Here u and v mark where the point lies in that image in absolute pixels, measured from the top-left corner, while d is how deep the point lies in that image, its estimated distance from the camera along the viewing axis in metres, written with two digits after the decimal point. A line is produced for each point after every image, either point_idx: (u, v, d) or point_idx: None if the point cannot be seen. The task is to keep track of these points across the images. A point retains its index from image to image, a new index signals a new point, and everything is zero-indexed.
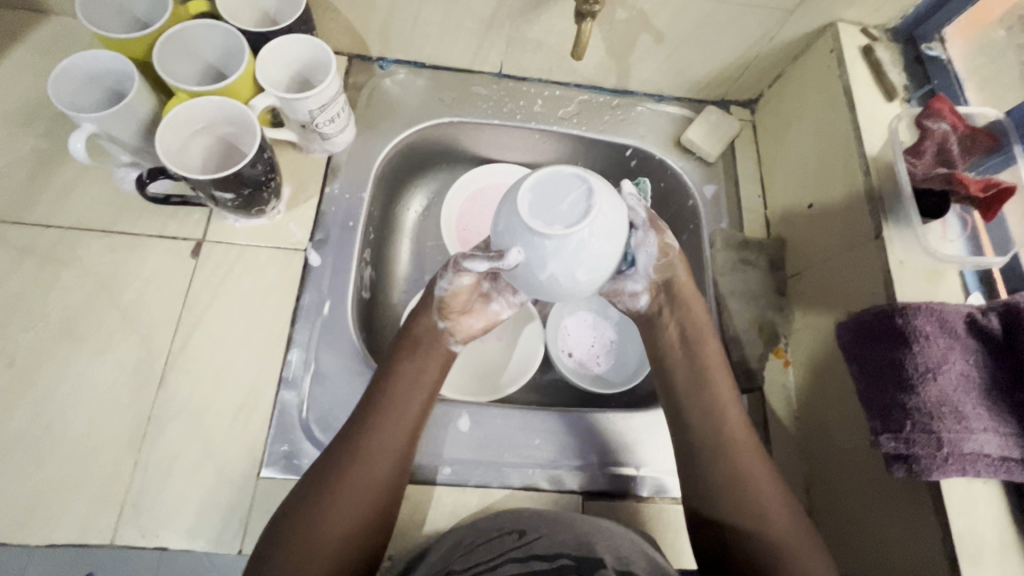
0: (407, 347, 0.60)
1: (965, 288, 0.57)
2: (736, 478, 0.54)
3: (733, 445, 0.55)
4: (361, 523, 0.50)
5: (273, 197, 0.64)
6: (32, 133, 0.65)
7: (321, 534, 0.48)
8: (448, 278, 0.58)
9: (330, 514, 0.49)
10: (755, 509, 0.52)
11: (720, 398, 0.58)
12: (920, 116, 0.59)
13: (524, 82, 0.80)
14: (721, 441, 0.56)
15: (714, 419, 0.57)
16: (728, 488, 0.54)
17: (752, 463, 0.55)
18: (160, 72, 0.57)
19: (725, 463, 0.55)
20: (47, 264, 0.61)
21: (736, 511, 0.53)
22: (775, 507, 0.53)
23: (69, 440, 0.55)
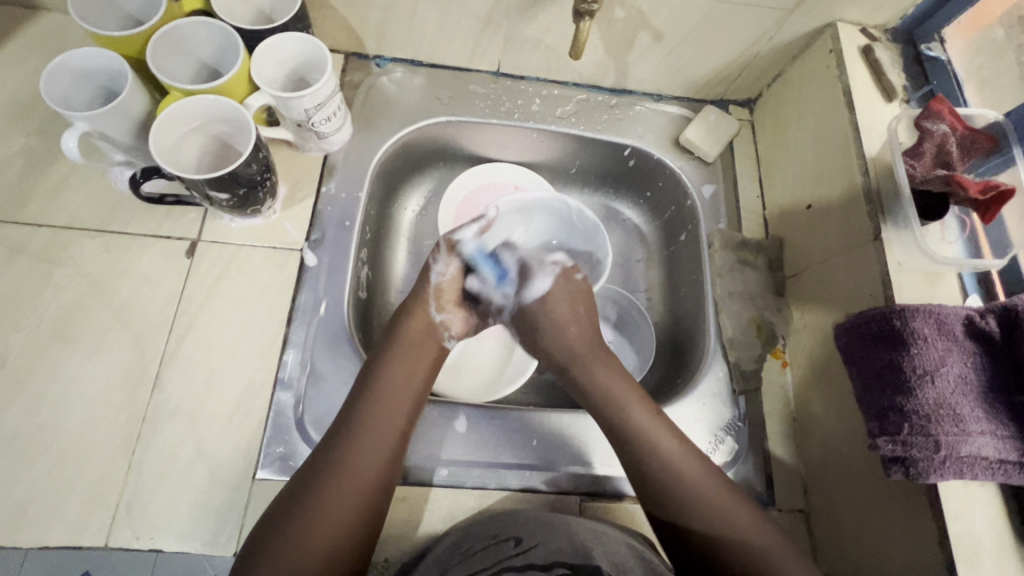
0: (401, 343, 0.61)
1: (963, 289, 0.57)
2: (671, 475, 0.55)
3: (650, 440, 0.57)
4: (356, 524, 0.50)
5: (268, 196, 0.64)
6: (24, 130, 0.64)
7: (315, 535, 0.48)
8: (441, 263, 0.68)
9: (326, 515, 0.49)
10: (703, 506, 0.53)
11: (626, 396, 0.60)
12: (919, 117, 0.58)
13: (522, 81, 0.80)
14: (643, 439, 0.57)
15: (648, 444, 0.57)
16: (695, 516, 0.53)
17: (682, 458, 0.56)
18: (154, 70, 0.56)
19: (656, 462, 0.56)
20: (40, 263, 0.60)
21: (684, 508, 0.54)
22: (725, 503, 0.54)
23: (62, 441, 0.55)
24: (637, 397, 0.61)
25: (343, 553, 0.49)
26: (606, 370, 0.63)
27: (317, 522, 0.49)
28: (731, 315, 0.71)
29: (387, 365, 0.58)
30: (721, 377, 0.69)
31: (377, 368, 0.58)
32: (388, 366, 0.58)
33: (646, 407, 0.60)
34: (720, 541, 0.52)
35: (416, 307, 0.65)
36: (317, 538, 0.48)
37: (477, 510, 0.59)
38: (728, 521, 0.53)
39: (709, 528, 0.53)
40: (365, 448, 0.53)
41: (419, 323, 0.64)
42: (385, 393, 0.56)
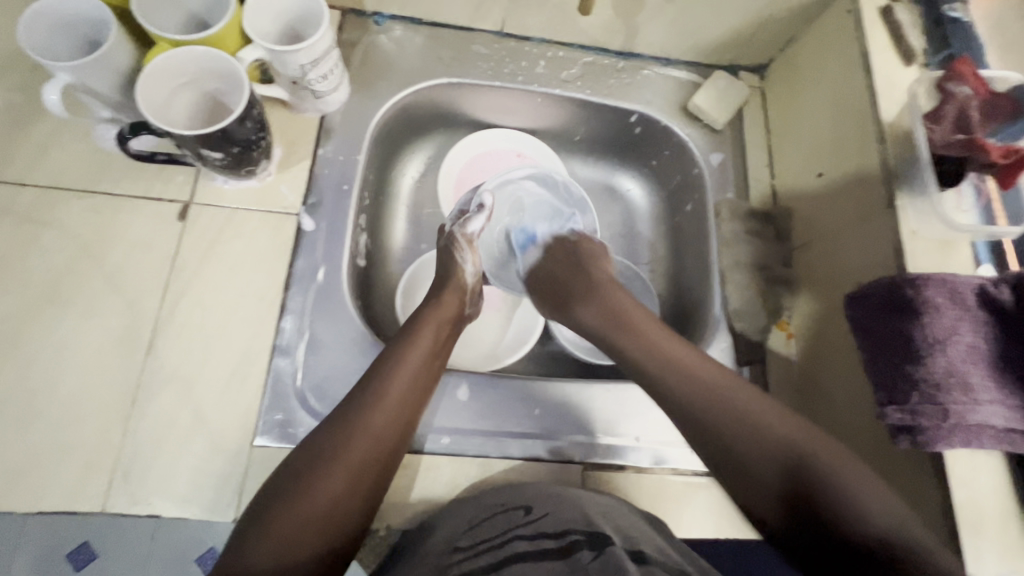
0: (428, 316, 0.61)
1: (976, 259, 0.56)
2: (676, 369, 0.55)
3: (655, 344, 0.58)
4: (360, 480, 0.49)
5: (263, 157, 0.61)
6: (4, 85, 0.61)
7: (322, 490, 0.47)
8: (469, 258, 0.67)
9: (335, 468, 0.48)
10: (712, 396, 0.52)
11: (633, 309, 0.62)
12: (942, 80, 0.56)
13: (526, 42, 0.77)
14: (654, 348, 0.57)
15: (660, 357, 0.56)
16: (721, 415, 0.51)
17: (685, 356, 0.56)
18: (140, 19, 0.53)
19: (662, 360, 0.56)
20: (25, 224, 0.58)
21: (694, 399, 0.53)
22: (734, 391, 0.53)
23: (55, 406, 0.54)
24: (641, 311, 0.62)
25: (349, 509, 0.48)
26: (615, 290, 0.65)
27: (326, 476, 0.47)
28: (738, 285, 0.70)
29: (415, 335, 0.58)
30: (725, 349, 0.68)
31: (403, 336, 0.58)
32: (414, 333, 0.58)
33: (653, 321, 0.61)
34: (725, 423, 0.51)
35: (447, 287, 0.64)
36: (324, 492, 0.47)
37: (479, 478, 0.59)
38: (741, 408, 0.51)
39: (701, 397, 0.52)
40: (384, 404, 0.52)
41: (450, 303, 0.63)
42: (407, 356, 0.56)
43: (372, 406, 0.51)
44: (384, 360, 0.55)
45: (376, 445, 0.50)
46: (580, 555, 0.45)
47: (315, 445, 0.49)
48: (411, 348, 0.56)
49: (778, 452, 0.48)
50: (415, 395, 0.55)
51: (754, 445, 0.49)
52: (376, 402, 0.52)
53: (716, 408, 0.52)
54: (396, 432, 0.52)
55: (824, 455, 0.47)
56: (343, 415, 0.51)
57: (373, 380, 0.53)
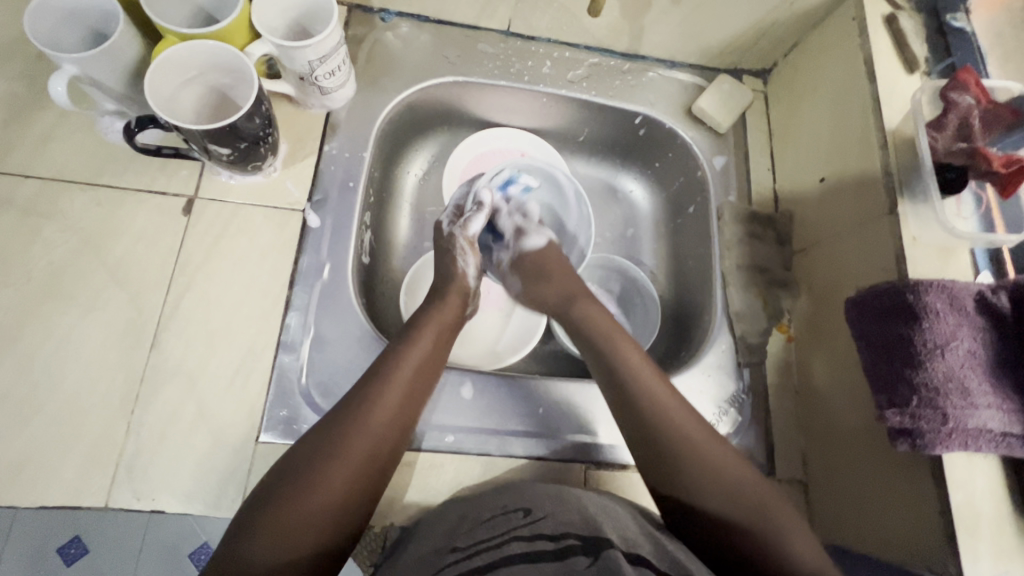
0: (428, 319, 0.60)
1: (975, 266, 0.57)
2: (662, 417, 0.53)
3: (647, 387, 0.55)
4: (362, 475, 0.49)
5: (269, 153, 0.61)
6: (7, 74, 0.60)
7: (323, 484, 0.47)
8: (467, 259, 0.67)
9: (337, 463, 0.48)
10: (689, 449, 0.51)
11: (627, 348, 0.59)
12: (944, 88, 0.57)
13: (532, 42, 0.77)
14: (644, 390, 0.55)
15: (648, 397, 0.55)
16: (692, 465, 0.51)
17: (657, 385, 0.56)
18: (148, 12, 0.52)
19: (649, 403, 0.54)
20: (28, 216, 0.57)
21: (673, 451, 0.52)
22: (710, 446, 0.52)
23: (58, 400, 0.53)
24: (635, 349, 0.60)
25: (351, 504, 0.48)
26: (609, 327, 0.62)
27: (329, 471, 0.48)
28: (739, 288, 0.71)
29: (415, 337, 0.58)
30: (726, 351, 0.69)
31: (404, 338, 0.58)
32: (415, 337, 0.58)
33: (642, 358, 0.59)
34: (695, 478, 0.50)
35: (449, 289, 0.64)
36: (327, 486, 0.47)
37: (482, 476, 0.59)
38: (714, 464, 0.51)
39: (677, 443, 0.52)
40: (387, 401, 0.52)
41: (450, 305, 0.63)
42: (408, 354, 0.56)
43: (374, 404, 0.52)
44: (387, 359, 0.55)
45: (379, 442, 0.51)
46: (575, 560, 0.46)
47: (321, 438, 0.49)
48: (411, 350, 0.57)
49: (740, 507, 0.49)
50: (414, 395, 0.55)
51: (718, 500, 0.50)
52: (379, 400, 0.52)
53: (693, 464, 0.51)
54: (397, 430, 0.52)
55: (775, 510, 0.49)
56: (347, 410, 0.51)
57: (376, 376, 0.54)
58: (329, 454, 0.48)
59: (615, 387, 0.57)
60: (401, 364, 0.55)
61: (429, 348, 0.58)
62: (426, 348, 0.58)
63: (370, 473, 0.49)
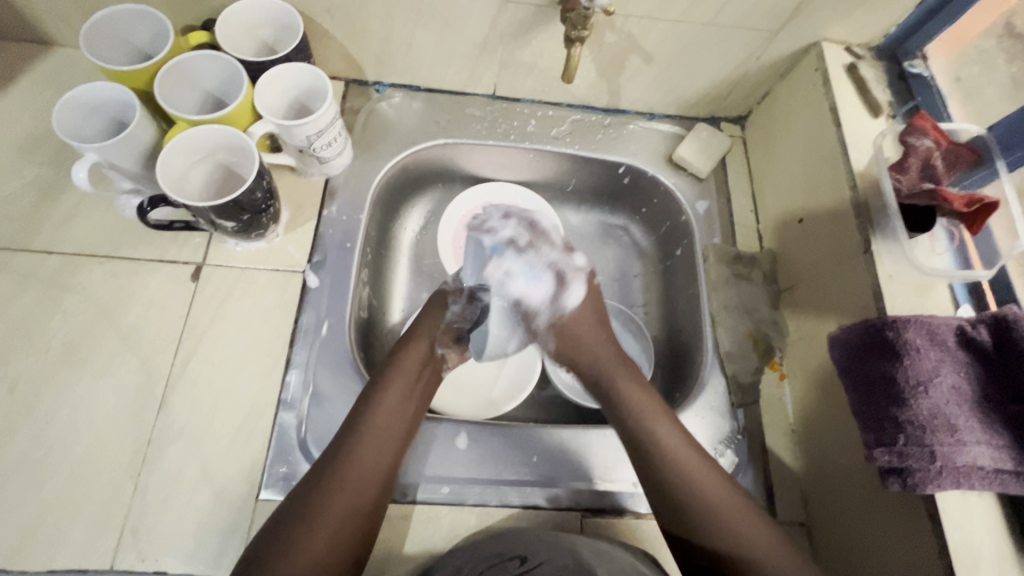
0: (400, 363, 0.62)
1: (954, 300, 0.58)
2: (690, 489, 0.55)
3: (677, 463, 0.56)
4: (344, 532, 0.50)
5: (271, 221, 0.66)
6: (36, 161, 0.67)
7: (313, 537, 0.49)
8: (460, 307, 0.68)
9: (316, 522, 0.49)
10: (717, 516, 0.53)
11: (653, 413, 0.59)
12: (903, 133, 0.60)
13: (517, 103, 0.82)
14: (675, 463, 0.56)
15: (649, 436, 0.58)
16: (709, 525, 0.53)
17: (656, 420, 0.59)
18: (162, 103, 0.59)
19: (678, 481, 0.55)
20: (50, 289, 0.62)
21: (696, 522, 0.54)
22: (728, 501, 0.54)
23: (70, 463, 0.56)
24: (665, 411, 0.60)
25: (338, 557, 0.49)
26: (633, 387, 0.62)
27: (317, 523, 0.49)
28: (728, 328, 0.72)
29: (388, 381, 0.59)
30: (719, 391, 0.69)
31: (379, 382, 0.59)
32: (387, 380, 0.59)
33: (665, 416, 0.60)
34: (707, 523, 0.53)
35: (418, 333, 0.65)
36: (313, 542, 0.49)
37: (477, 528, 0.59)
38: (722, 514, 0.53)
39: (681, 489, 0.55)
40: (363, 452, 0.54)
41: (415, 348, 0.64)
42: (383, 401, 0.58)
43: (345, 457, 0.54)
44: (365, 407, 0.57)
45: (363, 491, 0.52)
46: None
47: (310, 491, 0.51)
48: (387, 395, 0.58)
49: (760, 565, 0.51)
50: (394, 440, 0.56)
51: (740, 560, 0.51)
52: (353, 453, 0.54)
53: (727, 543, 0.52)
54: (382, 476, 0.54)
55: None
56: (331, 461, 0.53)
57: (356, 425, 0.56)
58: (316, 507, 0.50)
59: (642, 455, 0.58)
60: (377, 412, 0.57)
61: (402, 392, 0.59)
62: (400, 391, 0.59)
63: (359, 523, 0.51)
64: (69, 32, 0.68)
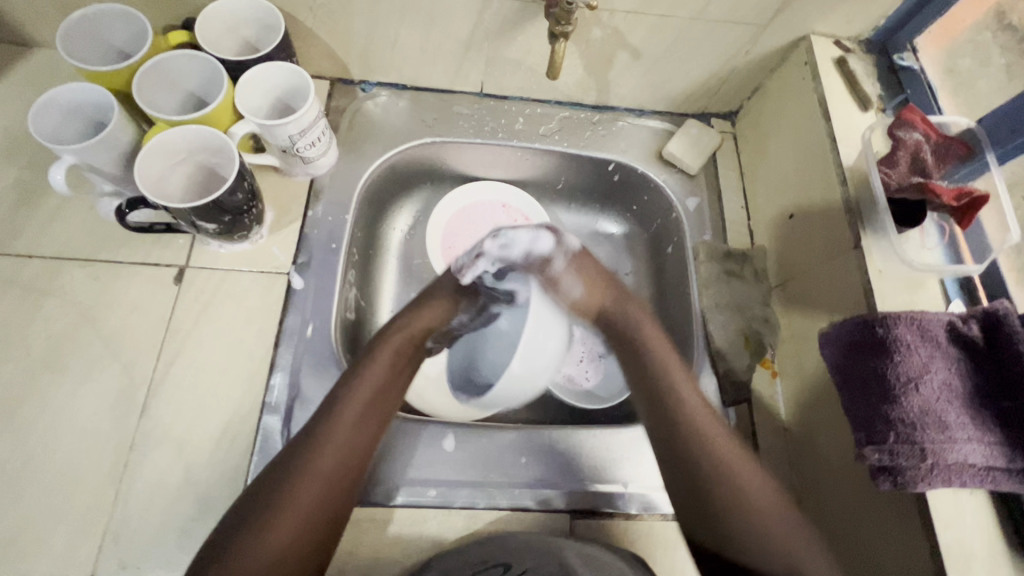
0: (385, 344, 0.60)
1: (946, 295, 0.57)
2: (737, 491, 0.53)
3: (707, 440, 0.56)
4: (311, 517, 0.49)
5: (255, 223, 0.65)
6: (16, 164, 0.66)
7: (278, 524, 0.48)
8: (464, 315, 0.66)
9: (282, 507, 0.48)
10: (720, 459, 0.55)
11: (706, 419, 0.57)
12: (892, 126, 0.60)
13: (505, 101, 0.81)
14: (722, 464, 0.54)
15: (670, 388, 0.59)
16: (711, 465, 0.54)
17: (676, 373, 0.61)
18: (141, 104, 0.58)
19: (732, 483, 0.53)
20: (30, 293, 0.61)
21: (727, 517, 0.52)
22: (769, 502, 0.53)
23: (51, 469, 0.55)
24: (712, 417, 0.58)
25: (304, 543, 0.48)
26: (689, 388, 0.60)
27: (281, 511, 0.48)
28: (720, 326, 0.71)
29: (371, 362, 0.58)
30: (710, 390, 0.69)
31: (361, 363, 0.58)
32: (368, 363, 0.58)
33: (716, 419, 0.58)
34: (708, 461, 0.55)
35: (428, 305, 0.64)
36: (279, 529, 0.48)
37: (465, 531, 0.59)
38: (726, 456, 0.55)
39: (691, 434, 0.56)
40: (337, 435, 0.53)
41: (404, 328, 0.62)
42: (362, 382, 0.57)
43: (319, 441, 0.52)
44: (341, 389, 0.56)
45: (334, 475, 0.51)
46: None
47: (276, 480, 0.50)
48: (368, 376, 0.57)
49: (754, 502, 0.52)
50: (371, 423, 0.55)
51: (731, 498, 0.53)
52: (326, 436, 0.53)
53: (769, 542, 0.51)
54: (356, 461, 0.53)
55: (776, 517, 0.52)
56: (301, 447, 0.52)
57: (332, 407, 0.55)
58: (283, 495, 0.49)
59: (689, 454, 0.55)
60: (355, 394, 0.56)
61: (386, 371, 0.59)
62: (382, 372, 0.58)
63: (323, 508, 0.50)
64: (48, 32, 0.68)
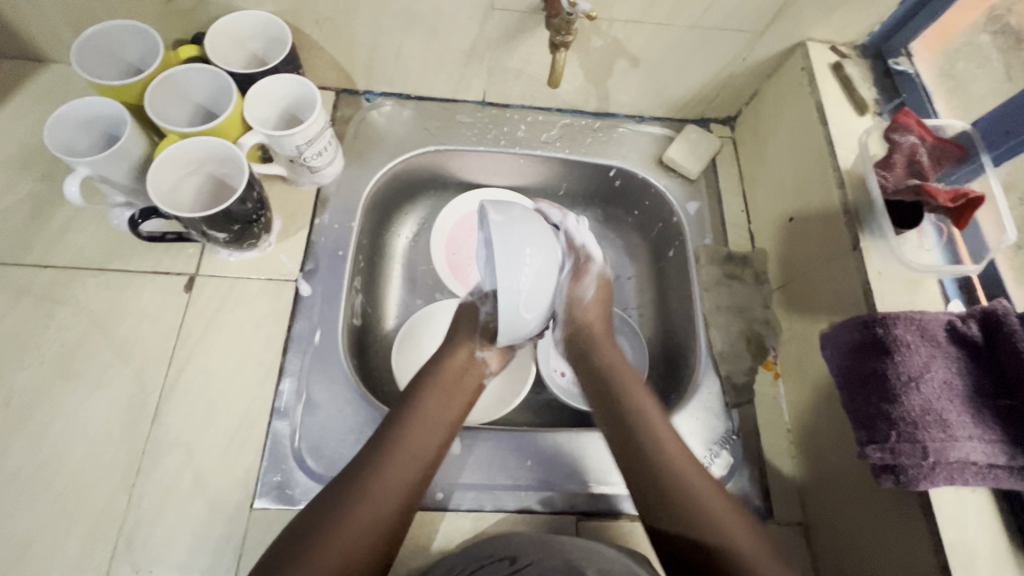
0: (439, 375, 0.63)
1: (945, 295, 0.58)
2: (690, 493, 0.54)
3: (665, 450, 0.57)
4: (362, 544, 0.50)
5: (264, 231, 0.66)
6: (31, 176, 0.67)
7: (321, 551, 0.48)
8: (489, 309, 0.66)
9: (332, 533, 0.49)
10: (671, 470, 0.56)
11: (670, 435, 0.59)
12: (888, 130, 0.61)
13: (506, 109, 0.82)
14: (664, 456, 0.57)
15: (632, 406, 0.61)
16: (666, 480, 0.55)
17: (633, 383, 0.63)
18: (152, 116, 0.59)
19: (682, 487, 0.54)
20: (45, 303, 0.62)
21: (679, 514, 0.53)
22: (718, 503, 0.54)
23: (65, 475, 0.56)
24: (665, 424, 0.60)
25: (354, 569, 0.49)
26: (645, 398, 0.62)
27: (327, 539, 0.49)
28: (721, 328, 0.72)
29: (423, 395, 0.60)
30: (713, 392, 0.69)
31: (412, 397, 0.60)
32: (420, 395, 0.60)
33: (669, 424, 0.60)
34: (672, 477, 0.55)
35: (458, 343, 0.66)
36: (326, 553, 0.48)
37: (473, 533, 0.59)
38: (680, 466, 0.56)
39: (650, 453, 0.57)
40: (393, 463, 0.55)
41: (458, 359, 0.65)
42: (414, 419, 0.58)
43: (373, 467, 0.54)
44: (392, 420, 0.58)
45: (386, 503, 0.52)
46: None
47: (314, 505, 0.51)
48: (421, 407, 0.59)
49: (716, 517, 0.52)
50: (422, 459, 0.56)
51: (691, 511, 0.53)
52: (382, 462, 0.54)
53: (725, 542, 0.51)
54: (405, 496, 0.54)
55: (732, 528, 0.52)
56: (345, 477, 0.53)
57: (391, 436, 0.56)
58: (325, 520, 0.50)
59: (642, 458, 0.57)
60: (406, 426, 0.57)
61: (438, 404, 0.60)
62: (434, 404, 0.60)
63: (376, 535, 0.51)
64: (61, 48, 0.69)
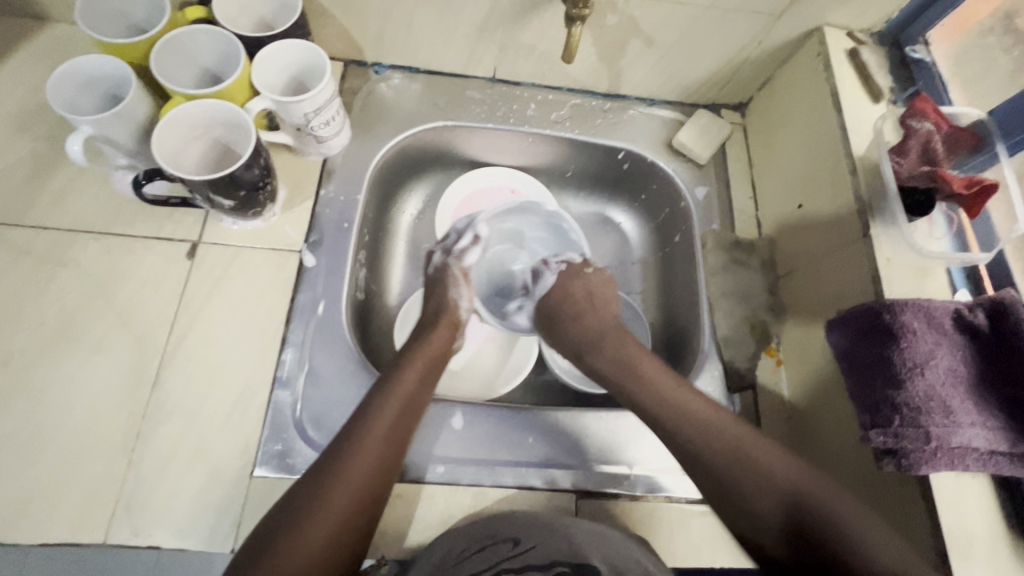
0: (420, 349, 0.62)
1: (952, 285, 0.58)
2: (746, 472, 0.53)
3: (693, 424, 0.57)
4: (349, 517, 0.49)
5: (268, 200, 0.65)
6: (31, 137, 0.66)
7: (316, 525, 0.48)
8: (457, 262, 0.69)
9: (319, 506, 0.49)
10: (729, 446, 0.55)
11: (669, 385, 0.60)
12: (903, 116, 0.61)
13: (517, 87, 0.81)
14: (694, 421, 0.57)
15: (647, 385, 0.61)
16: (731, 461, 0.54)
17: (660, 377, 0.61)
18: (158, 77, 0.58)
19: (712, 446, 0.55)
20: (44, 265, 0.61)
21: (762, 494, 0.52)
22: (770, 454, 0.54)
23: (65, 437, 0.56)
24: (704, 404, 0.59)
25: (342, 541, 0.49)
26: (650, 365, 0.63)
27: (319, 507, 0.49)
28: (726, 313, 0.72)
29: (403, 374, 0.59)
30: (715, 376, 0.69)
31: (391, 375, 0.59)
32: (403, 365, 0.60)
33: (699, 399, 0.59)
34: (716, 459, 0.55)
35: (440, 324, 0.66)
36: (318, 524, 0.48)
37: (473, 509, 0.59)
38: (715, 436, 0.56)
39: (687, 430, 0.57)
40: (375, 435, 0.53)
41: (440, 337, 0.64)
42: (395, 390, 0.57)
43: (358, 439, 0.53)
44: (373, 399, 0.56)
45: (370, 477, 0.51)
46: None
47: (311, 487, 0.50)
48: (400, 387, 0.58)
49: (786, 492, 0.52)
50: (401, 433, 0.55)
51: (760, 487, 0.52)
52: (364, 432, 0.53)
53: (800, 508, 0.51)
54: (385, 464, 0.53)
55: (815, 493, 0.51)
56: (331, 458, 0.51)
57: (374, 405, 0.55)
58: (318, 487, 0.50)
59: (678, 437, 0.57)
60: (388, 404, 0.55)
61: (415, 382, 0.59)
62: (415, 382, 0.59)
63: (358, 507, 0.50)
64: (63, 6, 0.68)
